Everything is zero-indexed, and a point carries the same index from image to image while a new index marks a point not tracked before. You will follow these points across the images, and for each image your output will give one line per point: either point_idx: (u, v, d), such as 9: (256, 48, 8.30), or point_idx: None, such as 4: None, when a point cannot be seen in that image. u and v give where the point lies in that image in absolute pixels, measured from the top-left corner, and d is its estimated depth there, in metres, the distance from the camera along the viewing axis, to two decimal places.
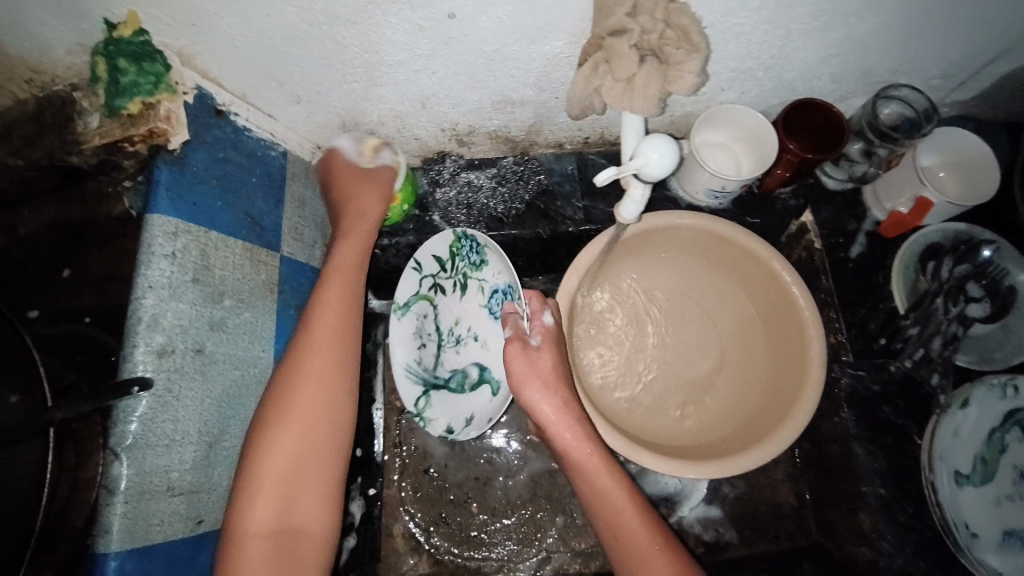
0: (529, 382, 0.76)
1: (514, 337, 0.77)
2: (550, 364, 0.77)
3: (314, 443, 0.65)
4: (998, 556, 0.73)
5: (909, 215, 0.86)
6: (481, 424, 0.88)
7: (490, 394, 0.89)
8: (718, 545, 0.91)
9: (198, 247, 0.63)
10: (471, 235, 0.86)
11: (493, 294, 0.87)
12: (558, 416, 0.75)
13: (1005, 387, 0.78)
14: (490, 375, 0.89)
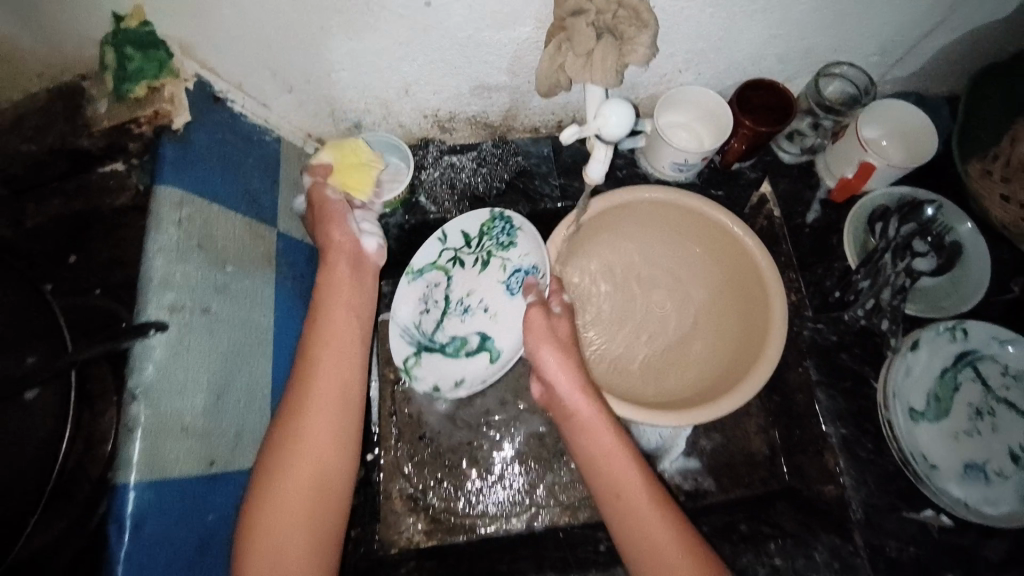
0: (540, 344, 0.80)
1: (537, 302, 0.85)
2: (565, 331, 0.83)
3: (334, 434, 0.67)
4: (958, 485, 0.79)
5: (853, 179, 0.93)
6: (472, 385, 0.92)
7: (490, 361, 0.93)
8: (698, 493, 0.98)
9: (202, 217, 0.69)
10: (505, 217, 0.95)
11: (513, 273, 0.95)
12: (572, 384, 0.78)
13: (954, 330, 0.84)
14: (492, 344, 0.93)
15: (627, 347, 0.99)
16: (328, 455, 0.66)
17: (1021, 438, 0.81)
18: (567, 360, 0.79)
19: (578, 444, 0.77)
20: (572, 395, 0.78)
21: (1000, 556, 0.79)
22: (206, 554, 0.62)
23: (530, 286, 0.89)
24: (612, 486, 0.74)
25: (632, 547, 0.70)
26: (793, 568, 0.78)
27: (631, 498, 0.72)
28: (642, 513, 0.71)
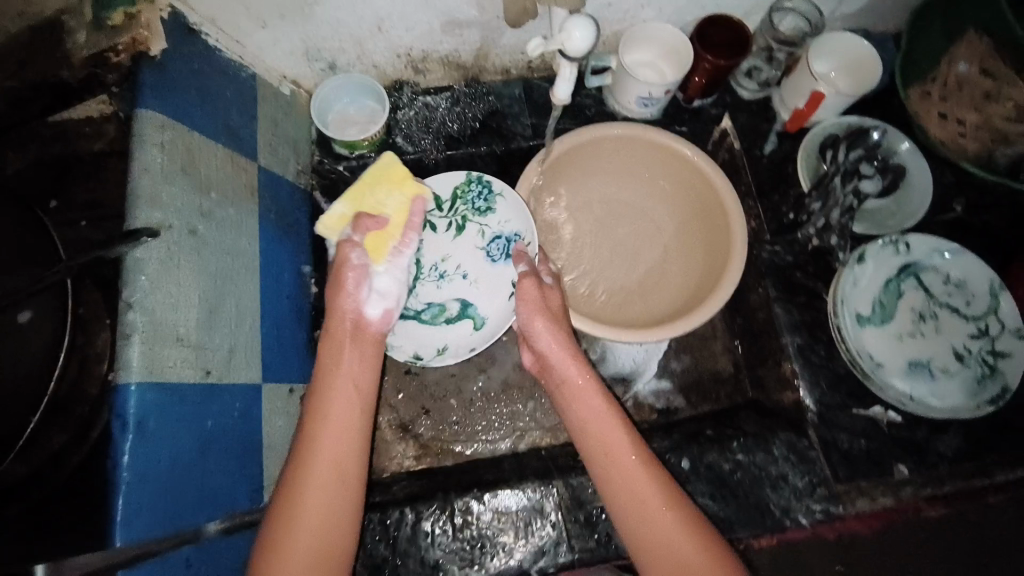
0: (534, 315, 0.85)
1: (529, 271, 0.89)
2: (557, 302, 0.87)
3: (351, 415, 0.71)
4: (903, 381, 0.87)
5: (806, 109, 0.98)
6: (457, 351, 0.95)
7: (474, 328, 0.96)
8: (670, 410, 1.05)
9: (183, 142, 0.71)
10: (483, 181, 0.98)
11: (492, 239, 0.99)
12: (561, 355, 0.83)
13: (897, 244, 0.91)
14: (474, 311, 0.97)
15: (602, 282, 1.05)
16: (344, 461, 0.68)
17: (961, 338, 0.89)
18: (558, 329, 0.84)
19: (568, 409, 0.82)
20: (563, 363, 0.83)
21: (938, 443, 0.88)
22: (208, 456, 0.65)
23: (520, 252, 0.92)
24: (602, 445, 0.76)
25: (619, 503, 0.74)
26: (754, 461, 0.86)
27: (620, 459, 0.74)
28: (629, 469, 0.73)
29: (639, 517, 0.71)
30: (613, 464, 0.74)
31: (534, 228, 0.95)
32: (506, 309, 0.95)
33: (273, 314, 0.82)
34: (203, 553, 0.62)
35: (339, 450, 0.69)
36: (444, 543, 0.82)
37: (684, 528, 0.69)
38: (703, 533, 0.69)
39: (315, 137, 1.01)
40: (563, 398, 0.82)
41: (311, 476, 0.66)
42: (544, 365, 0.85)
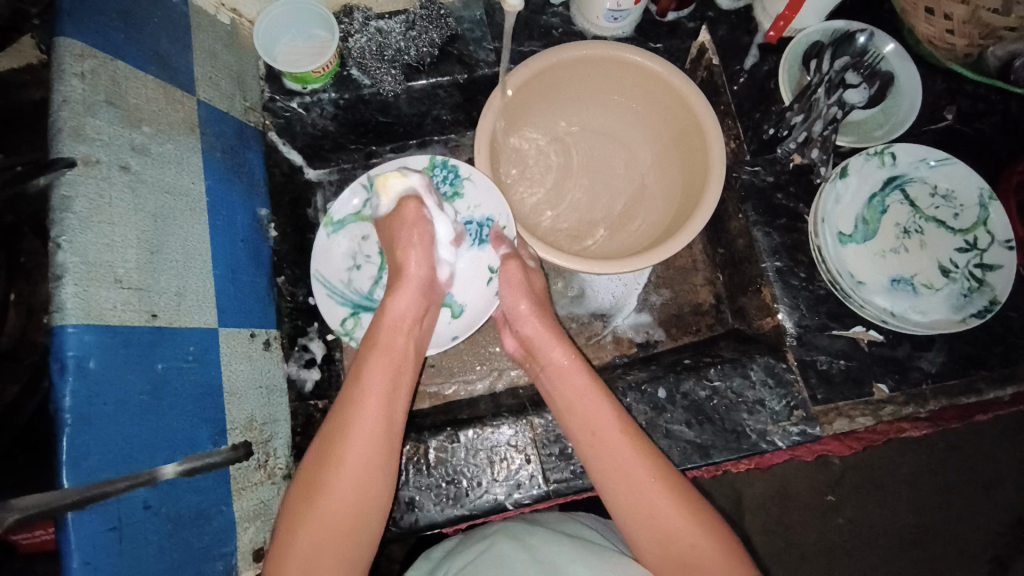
0: (518, 299, 0.83)
1: (512, 254, 0.85)
2: (540, 285, 0.87)
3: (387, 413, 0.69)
4: (885, 298, 0.84)
5: (788, 12, 0.91)
6: (438, 340, 0.89)
7: (452, 316, 0.90)
8: (649, 344, 1.03)
9: (107, 71, 0.66)
10: (450, 164, 0.91)
11: (464, 225, 0.90)
12: (546, 335, 0.80)
13: (882, 156, 0.87)
14: (451, 299, 0.90)
15: (582, 217, 1.00)
16: (374, 463, 0.66)
17: (949, 253, 0.85)
18: (542, 313, 0.83)
19: (551, 389, 0.78)
20: (547, 345, 0.80)
21: (923, 360, 0.85)
22: (163, 399, 0.63)
23: (498, 235, 0.87)
24: (591, 426, 0.73)
25: (606, 480, 0.71)
26: (730, 387, 0.84)
27: (609, 437, 0.72)
28: (614, 444, 0.71)
29: (619, 484, 0.70)
30: (601, 444, 0.72)
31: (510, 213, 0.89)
32: (486, 293, 0.89)
33: (227, 257, 0.79)
34: (163, 493, 0.61)
35: (368, 451, 0.66)
36: (420, 481, 0.81)
37: (660, 482, 0.69)
38: (671, 478, 0.70)
39: (262, 72, 0.94)
40: (550, 376, 0.79)
41: (336, 474, 0.65)
42: (528, 349, 0.83)
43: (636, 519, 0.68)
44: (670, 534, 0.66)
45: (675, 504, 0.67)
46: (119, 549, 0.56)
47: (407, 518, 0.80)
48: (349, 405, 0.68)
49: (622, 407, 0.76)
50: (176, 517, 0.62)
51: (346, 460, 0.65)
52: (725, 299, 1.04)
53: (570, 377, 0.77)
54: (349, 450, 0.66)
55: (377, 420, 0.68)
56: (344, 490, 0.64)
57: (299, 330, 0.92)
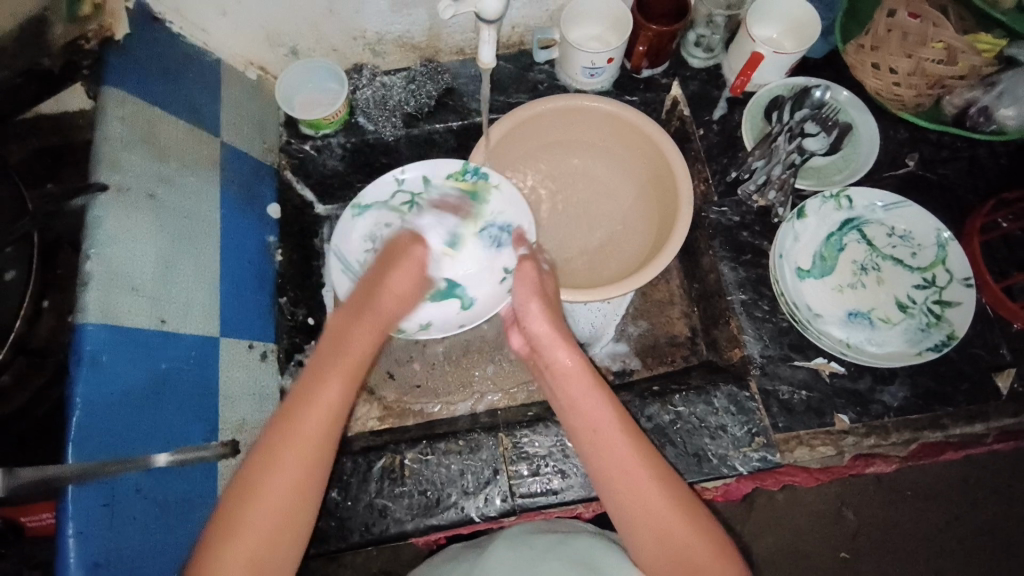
0: (529, 298, 0.81)
1: (529, 255, 0.87)
2: (552, 288, 0.85)
3: (302, 470, 0.64)
4: (841, 329, 0.89)
5: (748, 71, 1.00)
6: (442, 328, 0.91)
7: (461, 308, 0.92)
8: (625, 372, 1.08)
9: (144, 117, 0.80)
10: (483, 172, 0.92)
11: (487, 228, 0.93)
12: (551, 337, 0.79)
13: (839, 199, 0.93)
14: (462, 291, 0.92)
15: (580, 246, 1.08)
16: (273, 535, 0.63)
17: (906, 290, 0.89)
18: (551, 312, 0.81)
19: (558, 393, 0.77)
20: (552, 346, 0.78)
21: (885, 394, 0.87)
22: (163, 394, 0.72)
23: (520, 237, 0.91)
24: (590, 426, 0.73)
25: (610, 485, 0.70)
26: (693, 412, 0.88)
27: (609, 438, 0.72)
28: (618, 452, 0.70)
29: (621, 483, 0.69)
30: (599, 444, 0.72)
31: (532, 220, 0.93)
32: (496, 291, 0.92)
33: (234, 275, 0.90)
34: (155, 479, 0.69)
35: (269, 519, 0.63)
36: (394, 491, 0.86)
37: (672, 502, 0.68)
38: (673, 487, 0.70)
39: (282, 119, 1.09)
40: (554, 378, 0.78)
41: (232, 538, 0.61)
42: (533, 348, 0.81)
43: (648, 532, 0.67)
44: (666, 532, 0.67)
45: (675, 506, 0.68)
46: (109, 524, 0.63)
47: (379, 525, 0.84)
48: (266, 462, 0.64)
49: (624, 411, 0.75)
50: (163, 502, 0.69)
51: (247, 527, 0.61)
52: (700, 332, 1.09)
53: (575, 384, 0.76)
54: (251, 517, 0.62)
55: (289, 485, 0.64)
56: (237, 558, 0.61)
57: (296, 346, 1.02)
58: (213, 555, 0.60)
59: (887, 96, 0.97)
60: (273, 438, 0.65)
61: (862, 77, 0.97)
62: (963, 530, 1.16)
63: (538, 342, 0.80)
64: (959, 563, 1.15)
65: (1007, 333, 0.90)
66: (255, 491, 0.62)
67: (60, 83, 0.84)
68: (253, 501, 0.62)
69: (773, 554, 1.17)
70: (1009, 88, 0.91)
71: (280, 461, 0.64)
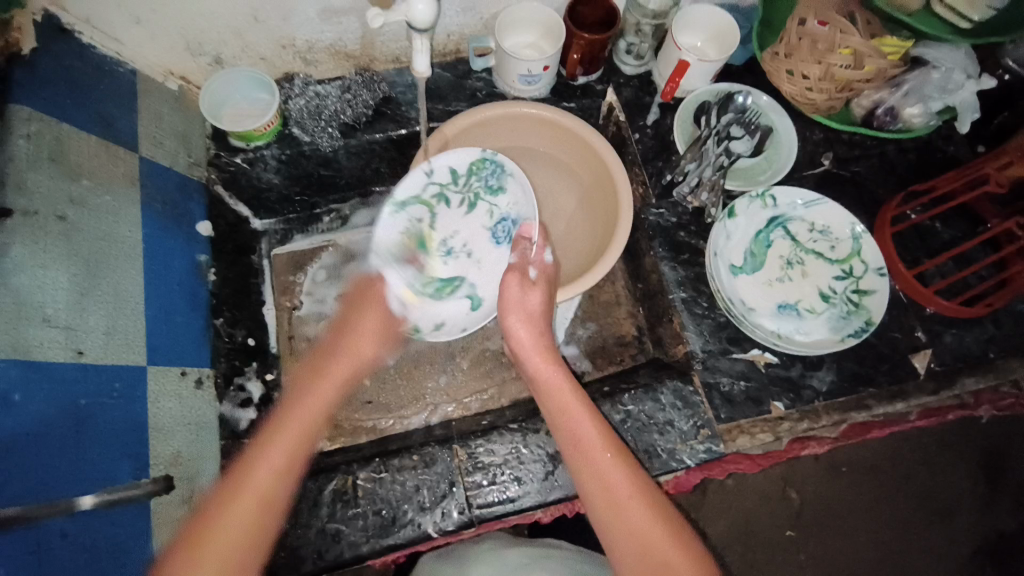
0: (510, 314, 0.83)
1: (517, 265, 0.86)
2: (536, 301, 0.84)
3: (243, 529, 0.62)
4: (773, 321, 0.94)
5: (676, 78, 1.03)
6: (451, 330, 0.92)
7: (471, 308, 0.93)
8: (576, 374, 1.10)
9: (51, 133, 0.74)
10: (497, 159, 0.94)
11: (499, 221, 0.96)
12: (529, 343, 0.82)
13: (765, 198, 0.99)
14: (475, 291, 0.94)
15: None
16: (257, 522, 0.63)
17: (828, 281, 0.96)
18: (531, 326, 0.83)
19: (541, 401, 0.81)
20: (532, 354, 0.82)
21: (814, 379, 0.93)
22: (84, 432, 0.66)
23: (524, 235, 0.89)
24: (576, 440, 0.75)
25: (590, 491, 0.72)
26: (642, 410, 0.91)
27: (593, 457, 0.73)
28: (601, 462, 0.72)
29: (605, 502, 0.70)
30: (586, 458, 0.73)
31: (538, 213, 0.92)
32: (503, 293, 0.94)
33: (161, 299, 0.84)
34: (80, 523, 0.64)
35: (253, 506, 0.63)
36: (347, 513, 0.83)
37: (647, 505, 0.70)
38: (651, 493, 0.71)
39: (209, 131, 1.03)
40: (541, 392, 0.81)
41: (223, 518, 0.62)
42: (518, 361, 0.85)
43: (624, 539, 0.68)
44: (647, 546, 0.67)
45: (653, 521, 0.68)
46: (35, 574, 0.58)
47: (332, 550, 0.81)
48: (260, 446, 0.67)
49: (609, 428, 0.76)
50: (92, 547, 0.64)
51: (238, 508, 0.62)
52: (646, 330, 1.12)
53: (557, 390, 0.80)
54: (243, 496, 0.63)
55: (280, 466, 0.66)
56: (223, 539, 0.61)
57: (236, 369, 0.97)
58: (205, 532, 0.61)
59: (801, 101, 1.04)
60: (264, 437, 0.68)
61: (778, 83, 1.04)
62: (896, 502, 1.25)
63: (518, 348, 0.83)
64: (894, 532, 1.24)
65: (921, 316, 0.98)
66: (243, 475, 0.64)
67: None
68: (246, 481, 0.64)
69: (727, 539, 1.22)
70: (914, 88, 0.99)
71: (219, 524, 0.61)
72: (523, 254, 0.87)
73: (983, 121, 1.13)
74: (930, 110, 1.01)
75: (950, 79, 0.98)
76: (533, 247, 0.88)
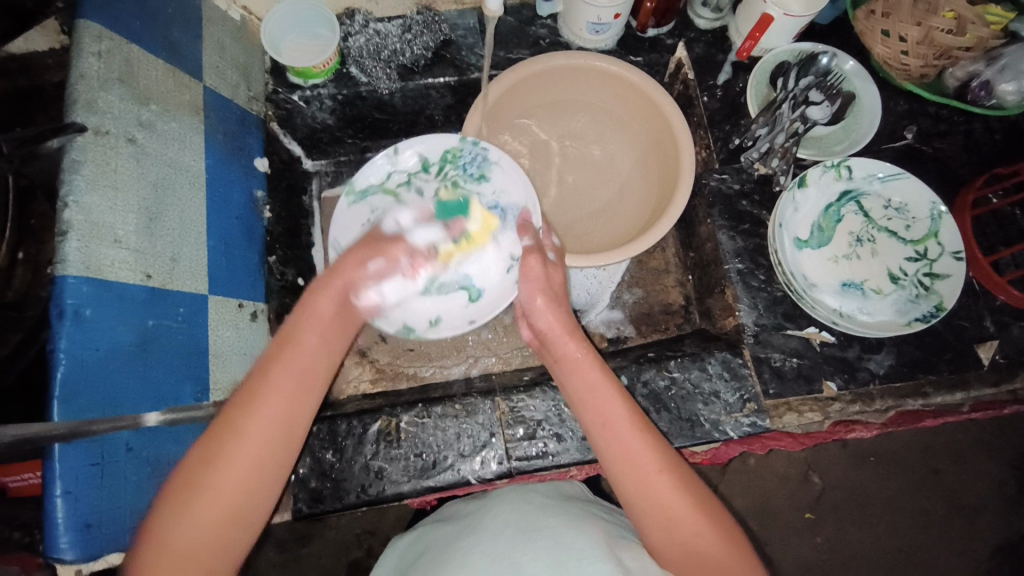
0: (534, 294, 0.80)
1: (533, 246, 0.82)
2: (559, 280, 0.82)
3: (279, 421, 0.62)
4: (835, 299, 0.91)
5: (757, 33, 0.96)
6: (453, 324, 0.86)
7: (469, 300, 0.86)
8: (619, 339, 1.10)
9: (122, 55, 0.74)
10: (477, 148, 0.89)
11: (488, 209, 0.88)
12: (555, 325, 0.79)
13: (840, 169, 0.93)
14: (470, 282, 0.85)
15: (584, 209, 1.05)
16: (275, 445, 0.62)
17: (898, 261, 0.91)
18: (557, 307, 0.80)
19: (565, 382, 0.77)
20: (560, 339, 0.78)
21: (871, 362, 0.90)
22: (151, 352, 0.69)
23: (523, 223, 0.85)
24: (602, 418, 0.72)
25: (619, 476, 0.68)
26: (688, 378, 0.90)
27: (621, 434, 0.70)
28: (627, 443, 0.69)
29: (632, 478, 0.67)
30: (613, 438, 0.70)
31: (536, 199, 0.88)
32: (505, 280, 0.86)
33: (221, 230, 0.86)
34: (144, 438, 0.67)
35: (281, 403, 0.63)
36: (389, 452, 0.86)
37: (676, 482, 0.67)
38: (679, 470, 0.69)
39: (268, 66, 1.03)
40: (564, 372, 0.77)
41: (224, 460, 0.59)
42: (541, 343, 0.81)
43: (652, 515, 0.66)
44: (672, 521, 0.65)
45: (680, 496, 0.66)
46: (98, 482, 0.61)
47: (375, 486, 0.84)
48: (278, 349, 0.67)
49: (637, 407, 0.73)
50: (153, 462, 0.68)
51: (236, 448, 0.60)
52: (694, 301, 1.10)
53: (584, 372, 0.75)
54: (261, 411, 0.62)
55: (289, 388, 0.64)
56: (250, 449, 0.60)
57: (286, 307, 0.99)
58: (236, 423, 0.61)
59: (894, 65, 0.97)
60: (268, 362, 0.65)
61: (870, 45, 0.97)
62: (925, 498, 1.23)
63: (545, 331, 0.79)
64: (916, 525, 1.22)
65: (990, 306, 0.93)
66: (249, 406, 0.61)
67: (36, 20, 0.76)
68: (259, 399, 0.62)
69: (744, 516, 1.22)
70: (1011, 63, 0.91)
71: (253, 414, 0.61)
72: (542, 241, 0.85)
73: None
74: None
75: None
76: (541, 233, 0.86)
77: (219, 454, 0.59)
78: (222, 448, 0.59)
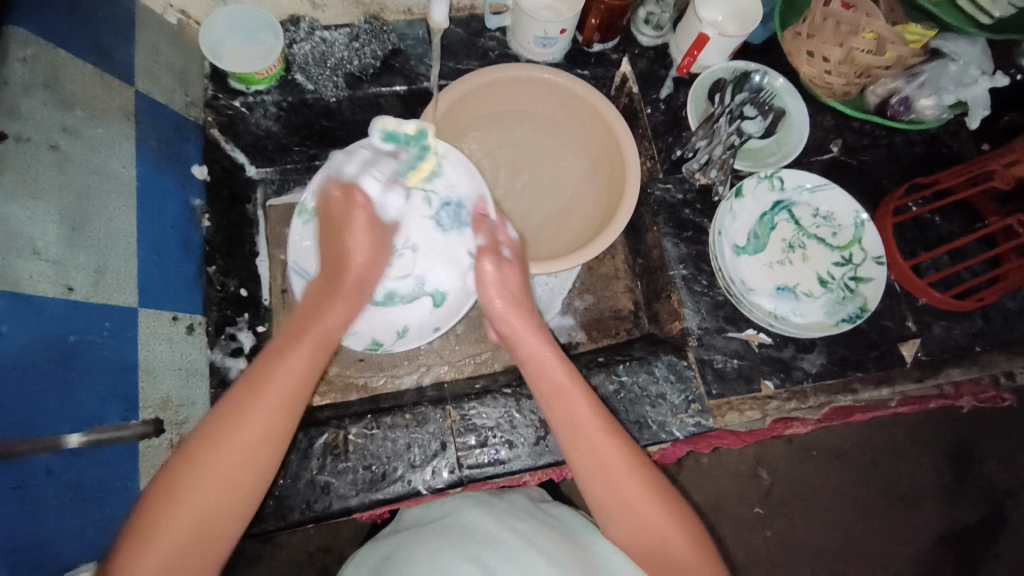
0: (492, 296, 0.79)
1: (488, 246, 0.81)
2: (516, 281, 0.81)
3: (257, 439, 0.62)
4: (770, 302, 0.95)
5: (694, 51, 1.01)
6: (420, 333, 0.90)
7: (434, 305, 0.90)
8: (570, 345, 1.11)
9: (46, 58, 0.70)
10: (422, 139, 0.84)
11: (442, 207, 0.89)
12: (519, 322, 0.78)
13: (772, 180, 0.99)
14: (433, 287, 0.89)
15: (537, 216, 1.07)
16: (250, 467, 0.61)
17: (827, 266, 0.97)
18: (517, 309, 0.79)
19: (528, 377, 0.77)
20: (525, 336, 0.78)
21: (805, 362, 0.95)
22: (74, 369, 0.65)
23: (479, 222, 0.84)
24: (565, 413, 0.73)
25: (584, 472, 0.70)
26: (636, 382, 0.92)
27: (584, 431, 0.71)
28: (593, 441, 0.70)
29: (597, 477, 0.69)
30: (577, 435, 0.71)
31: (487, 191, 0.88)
32: (465, 280, 0.90)
33: (155, 242, 0.82)
34: (69, 462, 0.63)
35: (265, 420, 0.62)
36: (337, 466, 0.83)
37: (635, 479, 0.68)
38: (640, 466, 0.70)
39: (208, 72, 1.00)
40: (528, 369, 0.77)
41: (170, 512, 0.57)
42: (506, 342, 0.81)
43: (612, 510, 0.68)
44: (630, 516, 0.67)
45: (639, 491, 0.68)
46: (19, 508, 0.57)
47: (322, 502, 0.82)
48: (278, 358, 0.67)
49: (601, 405, 0.73)
50: (77, 486, 0.63)
51: (207, 477, 0.59)
52: (642, 306, 1.14)
53: (553, 368, 0.75)
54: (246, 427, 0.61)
55: (278, 404, 0.64)
56: (223, 468, 0.59)
57: (228, 319, 0.95)
58: (217, 437, 0.60)
59: (819, 84, 1.03)
60: (237, 403, 0.62)
61: (798, 64, 1.03)
62: (865, 489, 1.30)
63: (507, 329, 0.79)
64: (857, 517, 1.28)
65: (912, 307, 1.00)
66: (232, 423, 0.61)
67: None
68: (247, 412, 0.62)
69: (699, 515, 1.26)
70: (930, 79, 0.98)
71: (232, 433, 0.60)
72: (497, 237, 0.84)
73: (991, 119, 1.11)
74: (943, 103, 1.00)
75: (965, 74, 0.97)
76: (496, 227, 0.84)
77: (195, 465, 0.59)
78: (199, 458, 0.59)
